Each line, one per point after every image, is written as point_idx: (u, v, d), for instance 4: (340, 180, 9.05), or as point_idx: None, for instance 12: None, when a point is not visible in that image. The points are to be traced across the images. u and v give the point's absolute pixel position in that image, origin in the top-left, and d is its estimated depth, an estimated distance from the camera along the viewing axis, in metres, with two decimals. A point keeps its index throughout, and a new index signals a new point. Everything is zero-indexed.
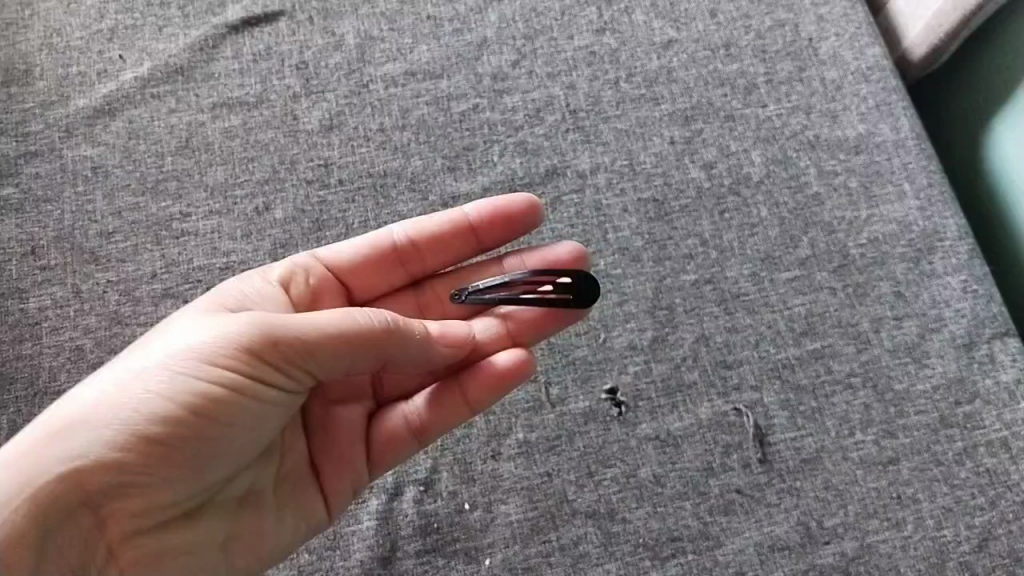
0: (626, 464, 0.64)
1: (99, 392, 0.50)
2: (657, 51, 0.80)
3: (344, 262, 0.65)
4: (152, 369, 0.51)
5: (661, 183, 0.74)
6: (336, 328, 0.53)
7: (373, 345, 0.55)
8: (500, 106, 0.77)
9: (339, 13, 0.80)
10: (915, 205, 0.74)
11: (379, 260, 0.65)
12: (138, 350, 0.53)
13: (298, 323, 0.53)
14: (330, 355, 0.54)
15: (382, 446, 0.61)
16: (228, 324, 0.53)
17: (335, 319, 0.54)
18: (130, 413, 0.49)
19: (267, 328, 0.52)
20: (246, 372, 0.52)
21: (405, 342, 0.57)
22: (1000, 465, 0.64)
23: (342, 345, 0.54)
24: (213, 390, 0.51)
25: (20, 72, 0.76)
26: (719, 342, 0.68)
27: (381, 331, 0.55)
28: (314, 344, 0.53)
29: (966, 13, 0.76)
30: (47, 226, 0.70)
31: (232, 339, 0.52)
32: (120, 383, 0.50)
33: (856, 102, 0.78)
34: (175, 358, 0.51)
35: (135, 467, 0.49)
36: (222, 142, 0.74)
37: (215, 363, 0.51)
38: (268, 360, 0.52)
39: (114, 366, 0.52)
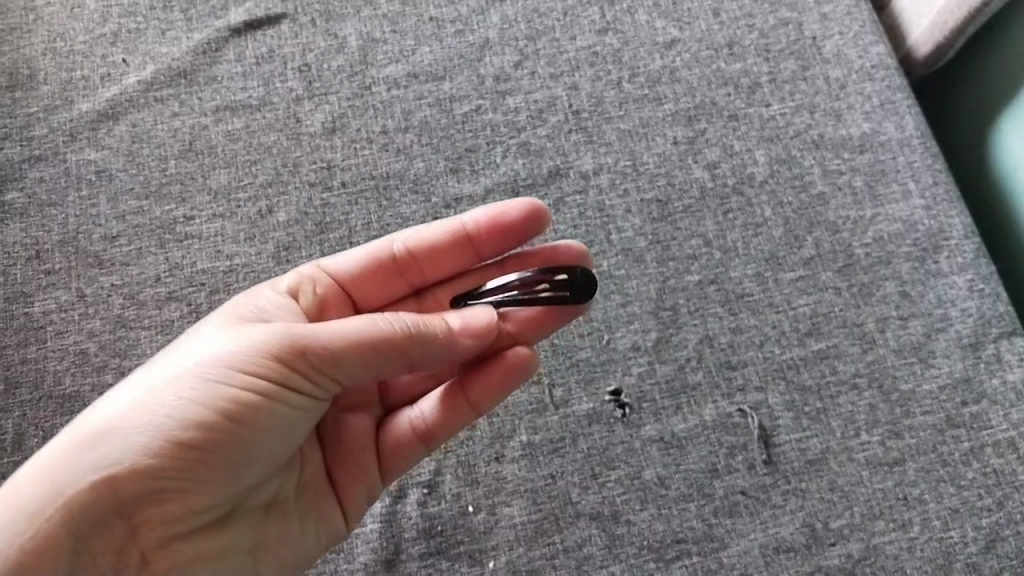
0: (630, 466, 0.63)
1: (128, 401, 0.49)
2: (660, 50, 0.79)
3: (348, 272, 0.63)
4: (182, 377, 0.50)
5: (664, 184, 0.74)
6: (364, 333, 0.52)
7: (396, 349, 0.53)
8: (503, 107, 0.76)
9: (342, 15, 0.80)
10: (921, 203, 0.73)
11: (381, 270, 0.63)
12: (165, 360, 0.52)
13: (325, 330, 0.52)
14: (359, 362, 0.52)
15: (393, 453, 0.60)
16: (256, 332, 0.52)
17: (361, 323, 0.52)
18: (162, 421, 0.48)
19: (295, 336, 0.51)
20: (277, 378, 0.50)
21: (425, 346, 0.54)
22: (1007, 466, 0.63)
23: (368, 350, 0.52)
24: (243, 396, 0.50)
25: (24, 76, 0.77)
26: (722, 343, 0.67)
27: (402, 335, 0.53)
28: (341, 351, 0.51)
29: (971, 11, 0.75)
30: (51, 230, 0.70)
31: (262, 345, 0.51)
32: (150, 393, 0.50)
33: (861, 100, 0.78)
34: (205, 366, 0.50)
35: (169, 474, 0.48)
36: (225, 145, 0.74)
37: (245, 369, 0.50)
38: (297, 366, 0.51)
39: (141, 377, 0.51)
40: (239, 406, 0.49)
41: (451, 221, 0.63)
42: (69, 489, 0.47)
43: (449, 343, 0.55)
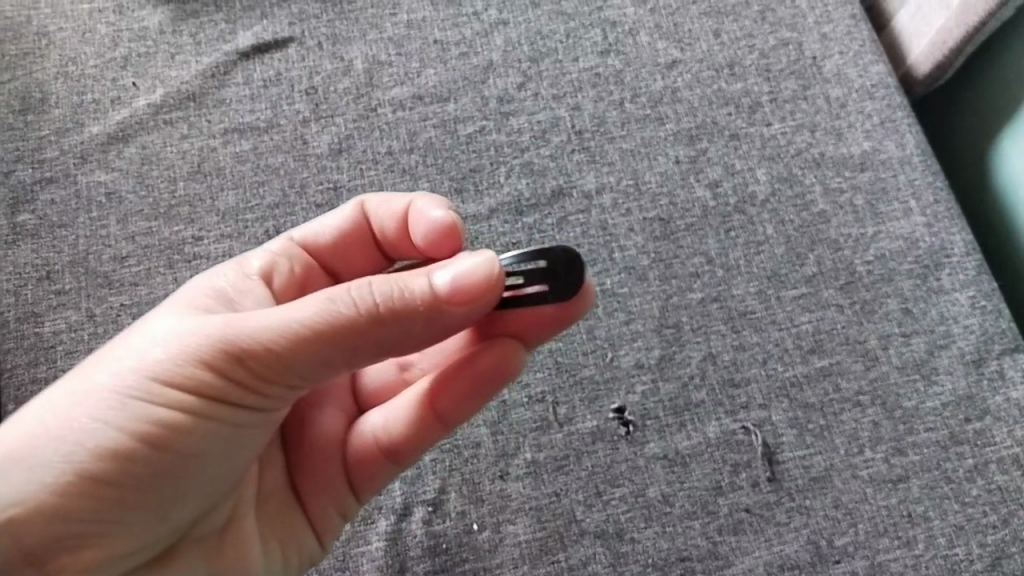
0: (634, 483, 0.63)
1: (41, 423, 0.47)
2: (661, 71, 0.80)
3: (322, 244, 0.63)
4: (100, 397, 0.47)
5: (666, 203, 0.74)
6: (315, 327, 0.47)
7: (350, 339, 0.48)
8: (506, 128, 0.77)
9: (348, 39, 0.81)
10: (922, 221, 0.74)
11: (360, 239, 0.64)
12: (90, 367, 0.49)
13: (258, 330, 0.48)
14: (305, 363, 0.48)
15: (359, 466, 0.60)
16: (180, 340, 0.48)
17: (309, 313, 0.48)
18: (85, 445, 0.46)
19: (222, 343, 0.48)
20: (212, 391, 0.48)
21: (399, 326, 0.49)
22: (1012, 483, 0.63)
23: (317, 348, 0.48)
24: (176, 414, 0.47)
25: (36, 100, 0.78)
26: (726, 360, 0.68)
27: (360, 319, 0.48)
28: (278, 355, 0.48)
29: (971, 30, 0.76)
30: (61, 251, 0.71)
31: (195, 354, 0.48)
32: (72, 408, 0.47)
33: (861, 119, 0.78)
34: (132, 378, 0.47)
35: (87, 508, 0.46)
36: (233, 166, 0.75)
37: (178, 383, 0.48)
38: (235, 375, 0.48)
39: (64, 389, 0.48)
40: (172, 424, 0.47)
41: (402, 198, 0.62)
42: None
43: (431, 317, 0.49)
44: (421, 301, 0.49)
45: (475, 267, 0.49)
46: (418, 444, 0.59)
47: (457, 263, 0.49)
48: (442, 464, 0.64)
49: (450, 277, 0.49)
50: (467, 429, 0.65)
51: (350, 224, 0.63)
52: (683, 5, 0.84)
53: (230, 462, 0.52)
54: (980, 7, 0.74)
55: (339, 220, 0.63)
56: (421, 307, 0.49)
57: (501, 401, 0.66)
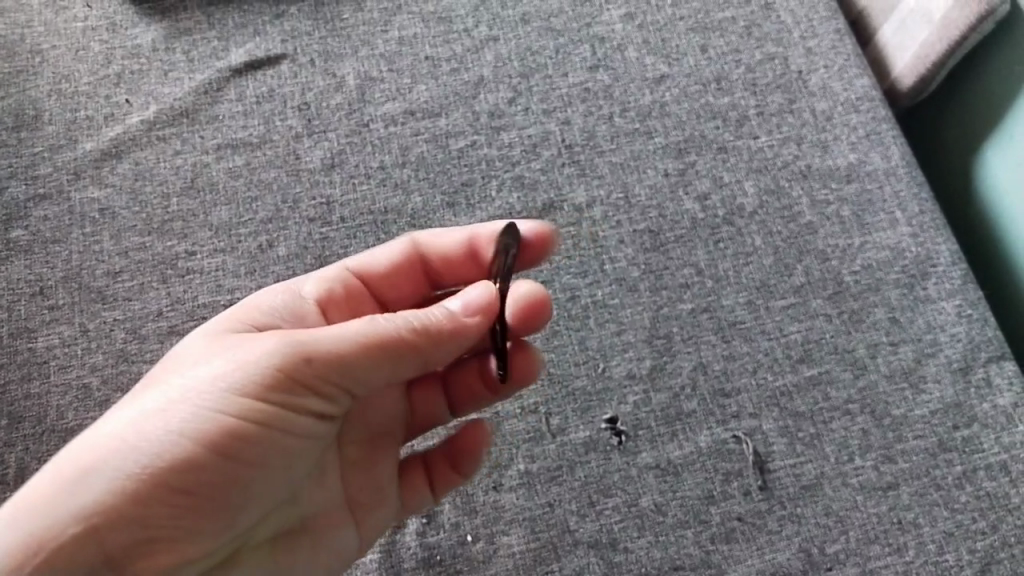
0: (626, 493, 0.64)
1: (114, 434, 0.48)
2: (650, 86, 0.81)
3: (374, 272, 0.63)
4: (173, 408, 0.48)
5: (656, 215, 0.75)
6: (361, 343, 0.51)
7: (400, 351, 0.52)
8: (497, 142, 0.78)
9: (340, 55, 0.82)
10: (908, 231, 0.75)
11: (411, 269, 0.64)
12: (151, 386, 0.51)
13: (321, 342, 0.50)
14: (357, 374, 0.51)
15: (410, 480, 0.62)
16: (247, 354, 0.50)
17: (354, 331, 0.51)
18: (150, 453, 0.47)
19: (288, 354, 0.49)
20: (272, 403, 0.49)
21: (433, 347, 0.53)
22: (1000, 489, 0.64)
23: (367, 360, 0.51)
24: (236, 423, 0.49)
25: (30, 117, 0.78)
26: (716, 370, 0.68)
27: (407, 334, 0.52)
28: (338, 362, 0.50)
29: (953, 44, 0.78)
30: (55, 267, 0.72)
31: (257, 367, 0.49)
32: (133, 419, 0.48)
33: (847, 132, 0.80)
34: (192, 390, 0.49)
35: (160, 514, 0.47)
36: (226, 182, 0.76)
37: (235, 396, 0.49)
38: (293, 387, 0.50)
39: (123, 405, 0.50)
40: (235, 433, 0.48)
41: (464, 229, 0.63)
42: (51, 534, 0.46)
43: (456, 333, 0.53)
44: (445, 319, 0.53)
45: (482, 296, 0.54)
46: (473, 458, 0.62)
47: (466, 291, 0.55)
48: None
49: (462, 301, 0.54)
50: None
51: (404, 256, 0.64)
52: (670, 21, 0.85)
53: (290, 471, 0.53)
54: (960, 21, 0.76)
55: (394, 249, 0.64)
56: (446, 325, 0.53)
57: (495, 413, 0.67)
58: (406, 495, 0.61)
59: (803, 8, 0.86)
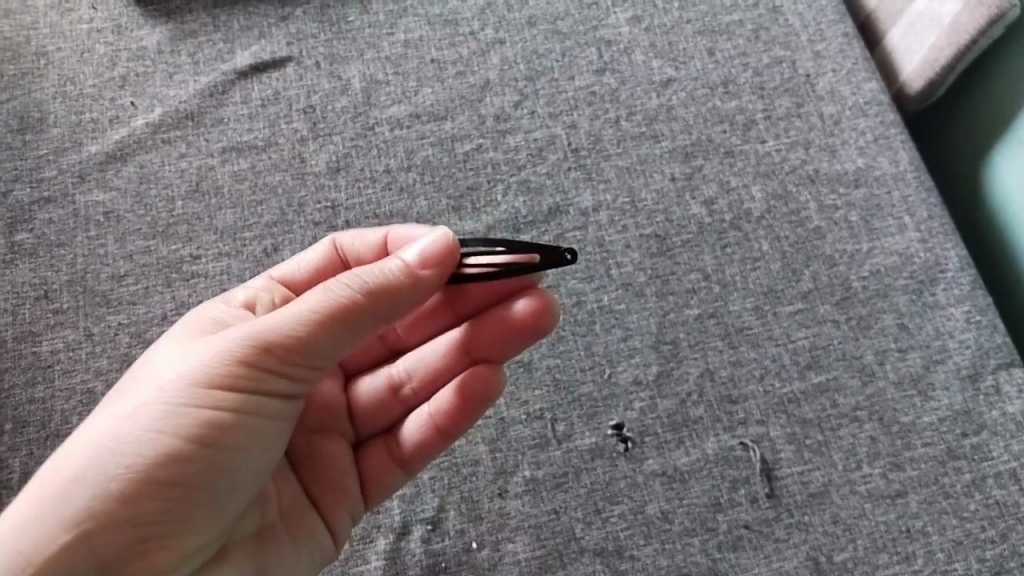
0: (633, 500, 0.63)
1: (93, 439, 0.48)
2: (657, 89, 0.81)
3: (298, 280, 0.62)
4: (147, 405, 0.48)
5: (662, 220, 0.75)
6: (323, 311, 0.50)
7: (361, 316, 0.51)
8: (503, 146, 0.78)
9: (345, 58, 0.82)
10: (916, 237, 0.74)
11: (332, 273, 0.63)
12: (123, 392, 0.50)
13: (282, 322, 0.50)
14: (327, 346, 0.51)
15: (370, 470, 0.62)
16: (213, 346, 0.50)
17: (316, 301, 0.50)
18: (131, 452, 0.47)
19: (252, 339, 0.50)
20: (244, 385, 0.50)
21: (395, 308, 0.53)
22: (1009, 497, 0.64)
23: (332, 328, 0.51)
24: (212, 412, 0.49)
25: (35, 119, 0.78)
26: (723, 376, 0.68)
27: (366, 298, 0.51)
28: (303, 337, 0.50)
29: (960, 49, 0.77)
30: (59, 270, 0.72)
31: (224, 354, 0.50)
32: (109, 424, 0.48)
33: (855, 136, 0.79)
34: (164, 386, 0.49)
35: (149, 510, 0.47)
36: (231, 185, 0.76)
37: (208, 384, 0.49)
38: (263, 368, 0.50)
39: (98, 413, 0.49)
40: (213, 420, 0.49)
41: (379, 230, 0.62)
42: (42, 547, 0.45)
43: (414, 288, 0.53)
44: (401, 275, 0.52)
45: (435, 242, 0.53)
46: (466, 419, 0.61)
47: (419, 242, 0.54)
48: (440, 482, 0.64)
49: (419, 253, 0.53)
50: (466, 447, 0.65)
51: (327, 259, 0.62)
52: (677, 24, 0.85)
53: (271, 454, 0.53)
54: (969, 25, 0.76)
55: (316, 253, 0.62)
56: (405, 280, 0.52)
57: (500, 418, 0.66)
58: (367, 488, 0.62)
59: (811, 11, 0.86)
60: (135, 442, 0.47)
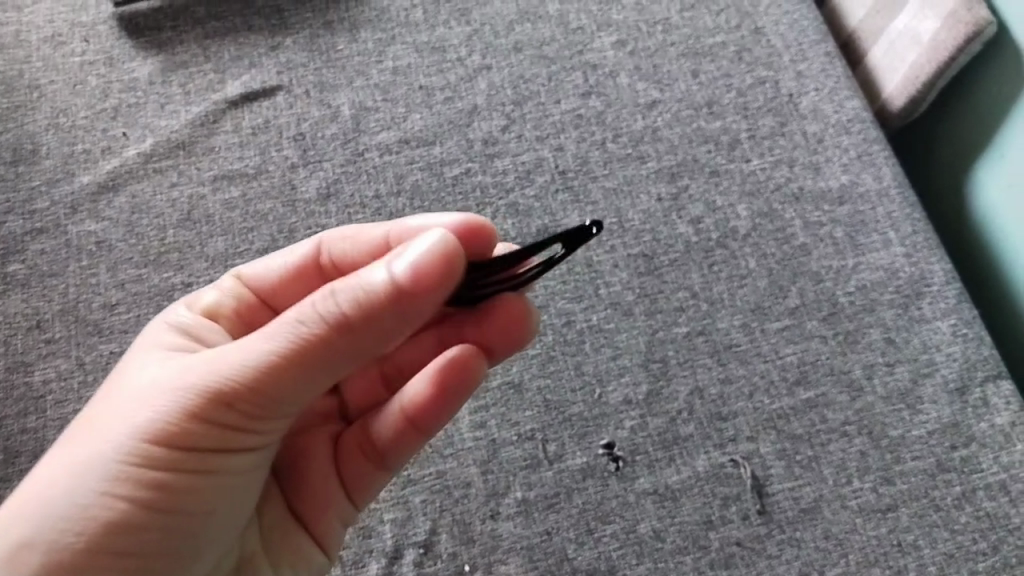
0: (625, 520, 0.64)
1: (56, 480, 0.48)
2: (642, 111, 0.82)
3: (270, 284, 0.61)
4: (107, 446, 0.48)
5: (650, 239, 0.75)
6: (288, 348, 0.48)
7: (331, 346, 0.48)
8: (491, 169, 0.79)
9: (334, 86, 0.83)
10: (901, 252, 0.75)
11: (309, 276, 0.61)
12: (85, 423, 0.50)
13: (245, 362, 0.48)
14: (295, 383, 0.49)
15: (351, 471, 0.60)
16: (172, 383, 0.49)
17: (282, 334, 0.48)
18: (85, 496, 0.47)
19: (212, 380, 0.48)
20: (207, 423, 0.48)
21: (370, 331, 0.49)
22: (1000, 509, 0.64)
23: (298, 362, 0.48)
24: (166, 449, 0.48)
25: (27, 151, 0.79)
26: (713, 394, 0.68)
27: (334, 325, 0.48)
28: (266, 377, 0.48)
29: (940, 65, 0.79)
30: (52, 300, 0.72)
31: (183, 397, 0.48)
32: (72, 465, 0.48)
33: (838, 154, 0.80)
34: (120, 424, 0.48)
35: (113, 556, 0.47)
36: (223, 213, 0.76)
37: (162, 422, 0.48)
38: (223, 406, 0.48)
39: (60, 446, 0.50)
40: (167, 460, 0.48)
41: (380, 227, 0.61)
42: None
43: (394, 308, 0.48)
44: (377, 296, 0.48)
45: (428, 249, 0.48)
46: (442, 416, 0.58)
47: (409, 250, 0.48)
48: (432, 505, 0.64)
49: (409, 263, 0.48)
50: (457, 469, 0.65)
51: (307, 263, 0.61)
52: (661, 47, 0.86)
53: (241, 487, 0.52)
54: (948, 43, 0.77)
55: (295, 255, 0.61)
56: (380, 301, 0.48)
57: (491, 439, 0.67)
58: (356, 494, 0.61)
59: (792, 32, 0.87)
60: (89, 486, 0.47)
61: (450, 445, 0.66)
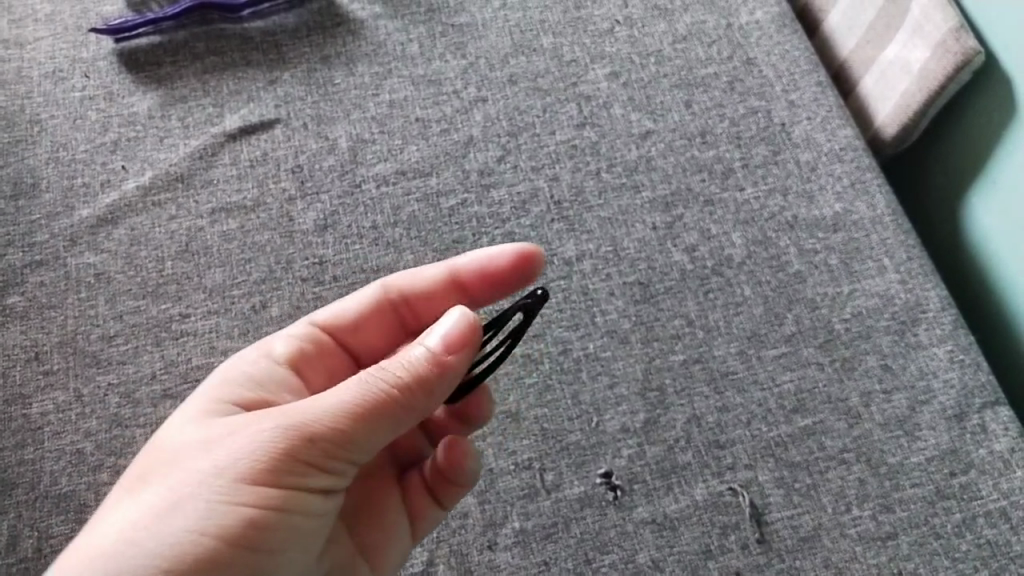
0: (623, 550, 0.63)
1: (144, 514, 0.48)
2: (636, 141, 0.83)
3: (343, 326, 0.63)
4: (192, 483, 0.49)
5: (645, 268, 0.76)
6: (363, 401, 0.50)
7: (399, 405, 0.51)
8: (487, 200, 0.79)
9: (332, 119, 0.84)
10: (896, 278, 0.75)
11: (384, 315, 0.64)
12: (152, 477, 0.50)
13: (324, 410, 0.49)
14: (369, 436, 0.51)
15: (412, 505, 0.62)
16: (255, 428, 0.50)
17: (353, 390, 0.50)
18: (166, 545, 0.47)
19: (296, 427, 0.49)
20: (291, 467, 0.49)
21: (425, 395, 0.52)
22: (1001, 536, 0.64)
23: (369, 415, 0.50)
24: (247, 496, 0.48)
25: (27, 184, 0.80)
26: (711, 422, 0.68)
27: (401, 387, 0.51)
28: (344, 426, 0.49)
29: (931, 94, 0.80)
30: (50, 332, 0.72)
31: (265, 440, 0.49)
32: (159, 501, 0.48)
33: (831, 181, 0.81)
34: (197, 474, 0.49)
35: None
36: (221, 245, 0.77)
37: (240, 469, 0.49)
38: (301, 457, 0.49)
39: (133, 499, 0.50)
40: (254, 497, 0.48)
41: (440, 264, 0.63)
42: None
43: (444, 373, 0.52)
44: (424, 363, 0.52)
45: (456, 323, 0.53)
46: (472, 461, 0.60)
47: (440, 325, 0.53)
48: (430, 536, 0.64)
49: (440, 337, 0.53)
50: None
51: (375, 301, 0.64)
52: (655, 78, 0.87)
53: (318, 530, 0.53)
54: (938, 72, 0.78)
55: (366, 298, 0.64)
56: (432, 370, 0.52)
57: (488, 470, 0.66)
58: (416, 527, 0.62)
59: (784, 62, 0.88)
60: (172, 533, 0.47)
61: None
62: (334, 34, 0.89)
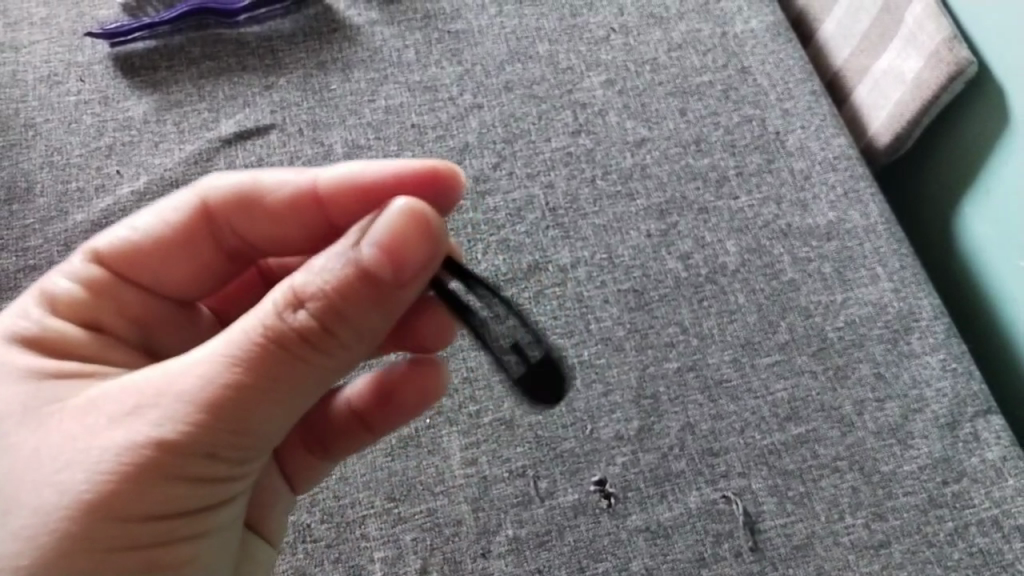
0: (617, 557, 0.63)
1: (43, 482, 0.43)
2: (631, 149, 0.83)
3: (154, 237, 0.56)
4: (97, 446, 0.43)
5: (640, 275, 0.76)
6: (287, 342, 0.44)
7: (328, 341, 0.45)
8: (482, 207, 0.80)
9: (327, 125, 0.84)
10: (889, 287, 0.76)
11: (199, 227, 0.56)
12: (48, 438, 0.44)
13: (245, 358, 0.44)
14: (294, 380, 0.45)
15: (294, 464, 0.61)
16: (168, 383, 0.44)
17: (274, 327, 0.44)
18: (40, 547, 0.41)
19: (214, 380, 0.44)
20: (212, 423, 0.44)
21: (359, 328, 0.46)
22: (993, 546, 0.64)
23: (294, 353, 0.45)
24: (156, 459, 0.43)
25: (22, 189, 0.80)
26: (704, 429, 0.68)
27: (332, 318, 0.45)
28: (268, 373, 0.44)
29: (924, 104, 0.80)
30: None
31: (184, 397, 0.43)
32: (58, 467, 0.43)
33: (825, 190, 0.81)
34: (94, 445, 0.43)
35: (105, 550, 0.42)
36: None
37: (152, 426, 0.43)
38: (224, 412, 0.44)
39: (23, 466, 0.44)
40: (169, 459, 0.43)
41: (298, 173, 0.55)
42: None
43: (377, 298, 0.45)
44: (360, 286, 0.44)
45: (399, 224, 0.44)
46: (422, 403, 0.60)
47: (377, 229, 0.44)
48: (423, 544, 0.63)
49: (376, 245, 0.44)
50: (448, 507, 0.65)
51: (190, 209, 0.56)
52: (650, 86, 0.87)
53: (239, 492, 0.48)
54: (931, 82, 0.79)
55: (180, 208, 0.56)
56: (365, 294, 0.45)
57: (482, 477, 0.66)
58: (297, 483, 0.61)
59: (778, 71, 0.89)
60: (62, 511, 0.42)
61: (442, 483, 0.66)
62: (330, 40, 0.89)
